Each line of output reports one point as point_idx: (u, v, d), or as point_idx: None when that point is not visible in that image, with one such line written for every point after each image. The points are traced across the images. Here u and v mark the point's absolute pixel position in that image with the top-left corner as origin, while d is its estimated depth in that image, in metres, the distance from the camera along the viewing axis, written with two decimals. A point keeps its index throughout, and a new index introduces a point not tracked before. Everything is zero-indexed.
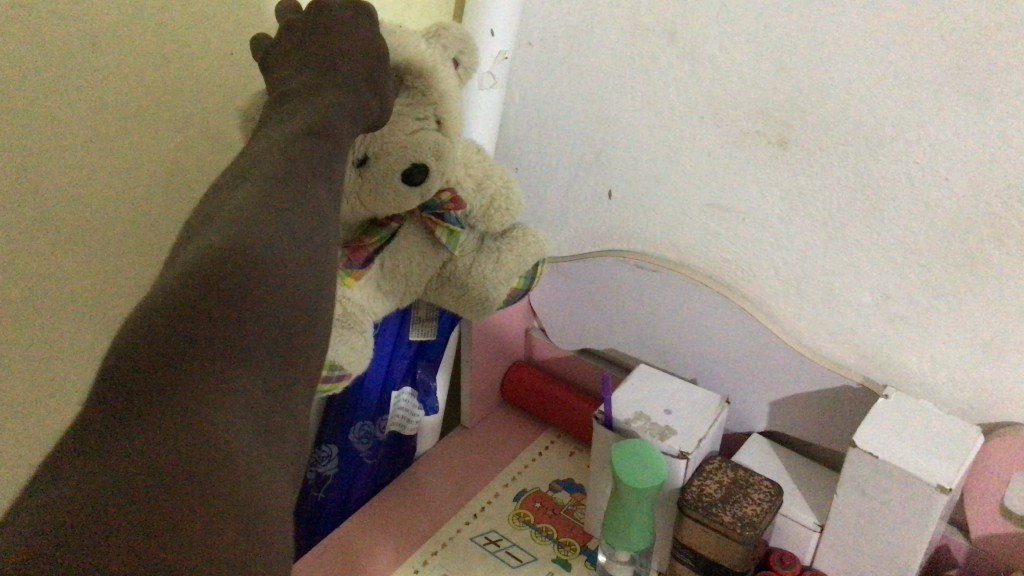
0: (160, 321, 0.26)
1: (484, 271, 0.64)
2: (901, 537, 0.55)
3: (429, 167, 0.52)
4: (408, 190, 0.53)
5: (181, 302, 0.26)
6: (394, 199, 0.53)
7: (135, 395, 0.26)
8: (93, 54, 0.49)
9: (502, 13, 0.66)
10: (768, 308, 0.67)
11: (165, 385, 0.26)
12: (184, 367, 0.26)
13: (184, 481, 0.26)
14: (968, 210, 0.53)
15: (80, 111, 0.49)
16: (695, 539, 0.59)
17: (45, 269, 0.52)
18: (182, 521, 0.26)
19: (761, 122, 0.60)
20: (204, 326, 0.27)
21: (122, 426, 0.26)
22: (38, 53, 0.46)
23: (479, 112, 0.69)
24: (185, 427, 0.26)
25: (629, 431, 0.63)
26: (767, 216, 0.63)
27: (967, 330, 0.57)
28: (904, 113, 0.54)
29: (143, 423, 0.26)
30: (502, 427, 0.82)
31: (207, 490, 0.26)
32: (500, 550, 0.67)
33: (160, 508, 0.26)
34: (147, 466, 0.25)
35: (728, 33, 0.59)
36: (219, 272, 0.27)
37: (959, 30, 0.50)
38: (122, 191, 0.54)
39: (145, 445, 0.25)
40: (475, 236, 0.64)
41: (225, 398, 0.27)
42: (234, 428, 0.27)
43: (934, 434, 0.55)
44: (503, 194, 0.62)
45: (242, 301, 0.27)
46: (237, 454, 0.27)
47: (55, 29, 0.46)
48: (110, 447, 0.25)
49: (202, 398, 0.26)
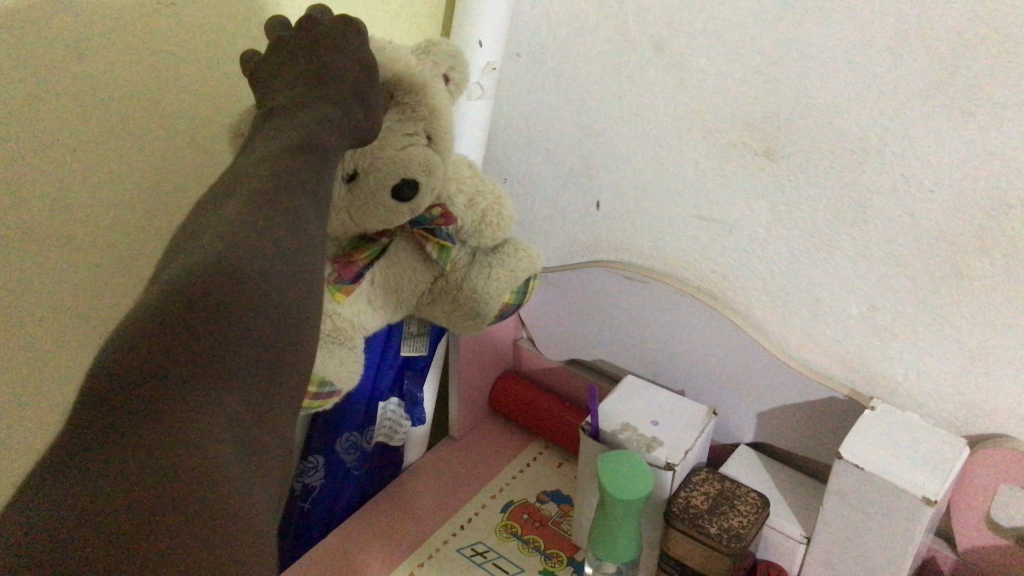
0: (145, 333, 0.27)
1: (475, 287, 0.63)
2: (888, 550, 0.55)
3: (419, 182, 0.52)
4: (398, 206, 0.52)
5: (166, 314, 0.27)
6: (384, 215, 0.53)
7: (121, 402, 0.27)
8: (82, 64, 0.49)
9: (490, 25, 0.66)
10: (756, 320, 0.67)
11: (149, 394, 0.27)
12: (168, 376, 0.27)
13: (168, 486, 0.27)
14: (954, 222, 0.54)
15: (70, 121, 0.49)
16: (681, 550, 0.59)
17: (34, 279, 0.51)
18: (168, 523, 0.27)
19: (748, 134, 0.61)
20: (188, 337, 0.27)
21: (108, 432, 0.27)
22: (28, 64, 0.46)
23: (468, 123, 0.69)
24: (167, 433, 0.27)
25: (616, 442, 0.63)
26: (755, 228, 0.63)
27: (953, 342, 0.57)
28: (891, 125, 0.54)
29: (127, 429, 0.27)
30: (491, 439, 0.82)
31: (190, 495, 0.27)
32: (487, 562, 0.67)
33: (146, 510, 0.27)
34: (131, 470, 0.27)
35: (716, 46, 0.60)
36: (201, 286, 0.28)
37: (945, 42, 0.50)
38: (111, 198, 0.54)
39: (130, 451, 0.27)
40: (467, 252, 0.64)
41: (207, 407, 0.28)
42: (214, 435, 0.28)
43: (920, 446, 0.55)
44: (494, 209, 0.63)
45: (224, 312, 0.28)
46: (217, 461, 0.28)
47: (45, 39, 0.47)
48: (96, 451, 0.26)
49: (184, 406, 0.27)
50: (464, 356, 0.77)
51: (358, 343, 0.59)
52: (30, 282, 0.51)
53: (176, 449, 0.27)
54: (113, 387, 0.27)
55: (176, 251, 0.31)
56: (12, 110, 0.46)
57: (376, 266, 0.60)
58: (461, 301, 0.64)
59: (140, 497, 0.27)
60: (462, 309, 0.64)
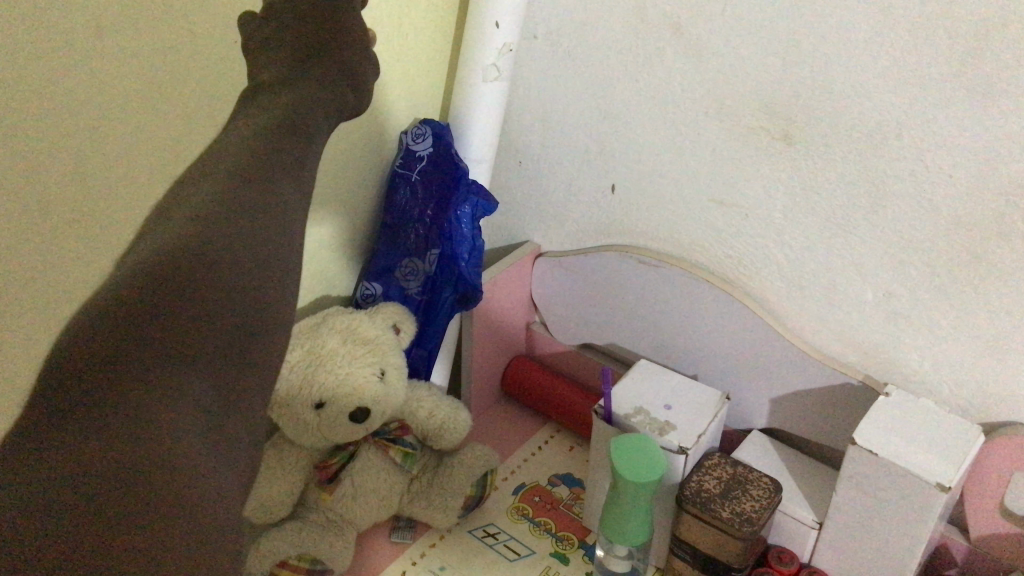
0: (110, 313, 0.28)
1: (392, 383, 0.66)
2: (901, 536, 0.55)
3: (369, 408, 0.64)
4: (354, 427, 0.64)
5: (121, 298, 0.28)
6: (344, 435, 0.64)
7: (102, 353, 0.27)
8: (81, 50, 0.48)
9: (507, 7, 0.65)
10: (770, 304, 0.67)
11: (109, 373, 0.27)
12: (135, 356, 0.27)
13: (129, 473, 0.26)
14: (971, 208, 0.53)
15: (62, 112, 0.48)
16: (694, 534, 0.59)
17: (35, 264, 0.51)
18: (125, 519, 0.26)
19: (764, 117, 0.60)
20: (154, 323, 0.28)
21: (55, 421, 0.26)
22: (24, 47, 0.45)
23: (482, 104, 0.70)
24: (134, 415, 0.27)
25: (628, 426, 0.63)
26: (769, 212, 0.63)
27: (969, 328, 0.57)
28: (909, 108, 0.53)
29: (80, 417, 0.26)
30: (502, 420, 0.83)
31: (158, 482, 0.27)
32: (498, 544, 0.68)
33: (108, 508, 0.26)
34: (96, 458, 0.26)
35: (733, 27, 0.59)
36: (168, 265, 0.29)
37: (965, 25, 0.49)
38: (123, 175, 0.53)
39: (89, 449, 0.26)
40: (390, 338, 0.67)
41: (172, 389, 0.28)
42: (188, 415, 0.28)
43: (935, 432, 0.55)
44: (405, 321, 0.69)
45: (205, 294, 0.30)
46: (177, 439, 0.28)
47: (41, 27, 0.45)
48: (37, 445, 0.26)
49: (144, 390, 0.27)
50: (476, 335, 0.78)
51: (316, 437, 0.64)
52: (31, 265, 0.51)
53: (137, 430, 0.27)
54: (72, 373, 0.26)
55: (157, 222, 0.31)
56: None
57: (354, 471, 0.68)
58: (365, 403, 0.63)
59: (100, 491, 0.26)
60: (374, 409, 0.64)
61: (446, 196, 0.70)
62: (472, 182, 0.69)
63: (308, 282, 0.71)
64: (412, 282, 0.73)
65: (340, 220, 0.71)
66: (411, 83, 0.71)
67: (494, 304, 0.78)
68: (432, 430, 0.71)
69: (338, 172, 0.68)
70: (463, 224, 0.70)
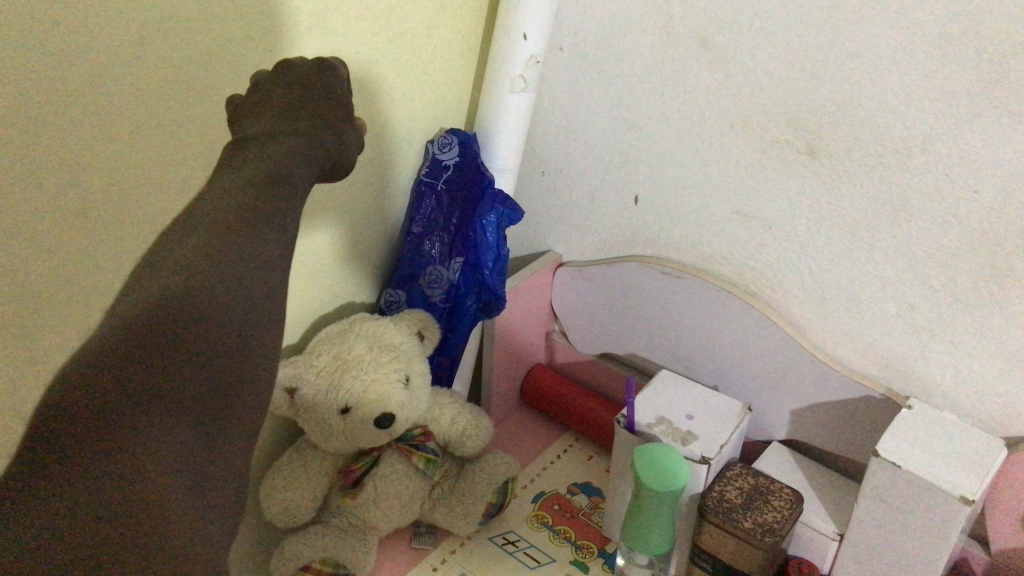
0: (99, 358, 0.29)
1: (416, 389, 0.66)
2: (924, 546, 0.55)
3: (395, 415, 0.64)
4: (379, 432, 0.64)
5: (118, 347, 0.29)
6: (368, 438, 0.64)
7: (107, 375, 0.29)
8: (119, 55, 0.48)
9: (536, 19, 0.66)
10: (792, 317, 0.67)
11: (102, 415, 0.28)
12: (121, 403, 0.29)
13: (108, 502, 0.28)
14: (997, 224, 0.54)
15: (100, 115, 0.49)
16: (714, 543, 0.59)
17: (62, 267, 0.52)
18: (111, 532, 0.27)
19: (791, 132, 0.61)
20: (148, 362, 0.30)
21: (48, 455, 0.27)
22: (69, 47, 0.46)
23: (509, 112, 0.70)
24: (118, 460, 0.28)
25: (651, 436, 0.63)
26: (792, 225, 0.64)
27: (993, 342, 0.57)
28: (937, 124, 0.54)
29: (69, 455, 0.27)
30: (523, 427, 0.84)
31: (144, 507, 0.28)
32: (518, 551, 0.68)
33: (87, 547, 0.27)
34: (90, 486, 0.27)
35: (761, 43, 0.59)
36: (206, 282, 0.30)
37: (995, 40, 0.49)
38: (157, 176, 0.54)
39: (90, 460, 0.28)
40: (414, 345, 0.68)
41: (153, 435, 0.29)
42: (169, 447, 0.30)
43: (957, 445, 0.55)
44: (428, 329, 0.69)
45: (201, 333, 0.31)
46: (156, 480, 0.29)
47: (82, 30, 0.46)
48: (43, 463, 0.27)
49: (131, 437, 0.29)
50: (499, 343, 0.79)
51: (337, 441, 0.65)
52: (62, 266, 0.51)
53: (135, 444, 0.29)
54: (62, 416, 0.28)
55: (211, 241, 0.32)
56: (36, 97, 0.45)
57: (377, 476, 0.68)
58: (390, 409, 0.63)
59: (83, 512, 0.27)
60: (399, 415, 0.64)
61: (473, 204, 0.71)
62: (498, 192, 0.70)
63: (332, 289, 0.71)
64: (436, 289, 0.73)
65: (367, 229, 0.72)
66: (438, 92, 0.72)
67: (517, 313, 0.79)
68: (455, 437, 0.71)
69: (363, 180, 0.69)
70: (488, 232, 0.71)
